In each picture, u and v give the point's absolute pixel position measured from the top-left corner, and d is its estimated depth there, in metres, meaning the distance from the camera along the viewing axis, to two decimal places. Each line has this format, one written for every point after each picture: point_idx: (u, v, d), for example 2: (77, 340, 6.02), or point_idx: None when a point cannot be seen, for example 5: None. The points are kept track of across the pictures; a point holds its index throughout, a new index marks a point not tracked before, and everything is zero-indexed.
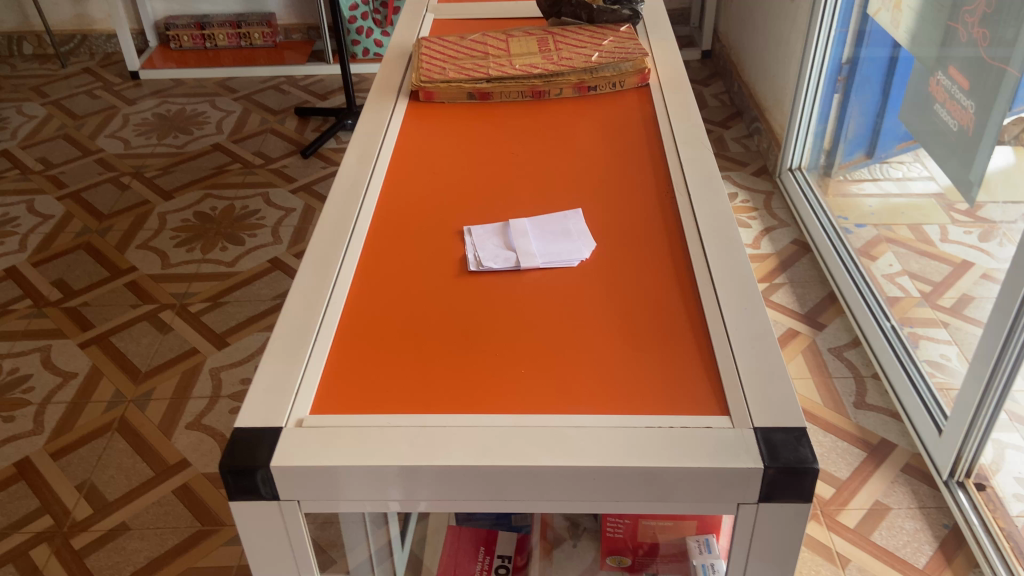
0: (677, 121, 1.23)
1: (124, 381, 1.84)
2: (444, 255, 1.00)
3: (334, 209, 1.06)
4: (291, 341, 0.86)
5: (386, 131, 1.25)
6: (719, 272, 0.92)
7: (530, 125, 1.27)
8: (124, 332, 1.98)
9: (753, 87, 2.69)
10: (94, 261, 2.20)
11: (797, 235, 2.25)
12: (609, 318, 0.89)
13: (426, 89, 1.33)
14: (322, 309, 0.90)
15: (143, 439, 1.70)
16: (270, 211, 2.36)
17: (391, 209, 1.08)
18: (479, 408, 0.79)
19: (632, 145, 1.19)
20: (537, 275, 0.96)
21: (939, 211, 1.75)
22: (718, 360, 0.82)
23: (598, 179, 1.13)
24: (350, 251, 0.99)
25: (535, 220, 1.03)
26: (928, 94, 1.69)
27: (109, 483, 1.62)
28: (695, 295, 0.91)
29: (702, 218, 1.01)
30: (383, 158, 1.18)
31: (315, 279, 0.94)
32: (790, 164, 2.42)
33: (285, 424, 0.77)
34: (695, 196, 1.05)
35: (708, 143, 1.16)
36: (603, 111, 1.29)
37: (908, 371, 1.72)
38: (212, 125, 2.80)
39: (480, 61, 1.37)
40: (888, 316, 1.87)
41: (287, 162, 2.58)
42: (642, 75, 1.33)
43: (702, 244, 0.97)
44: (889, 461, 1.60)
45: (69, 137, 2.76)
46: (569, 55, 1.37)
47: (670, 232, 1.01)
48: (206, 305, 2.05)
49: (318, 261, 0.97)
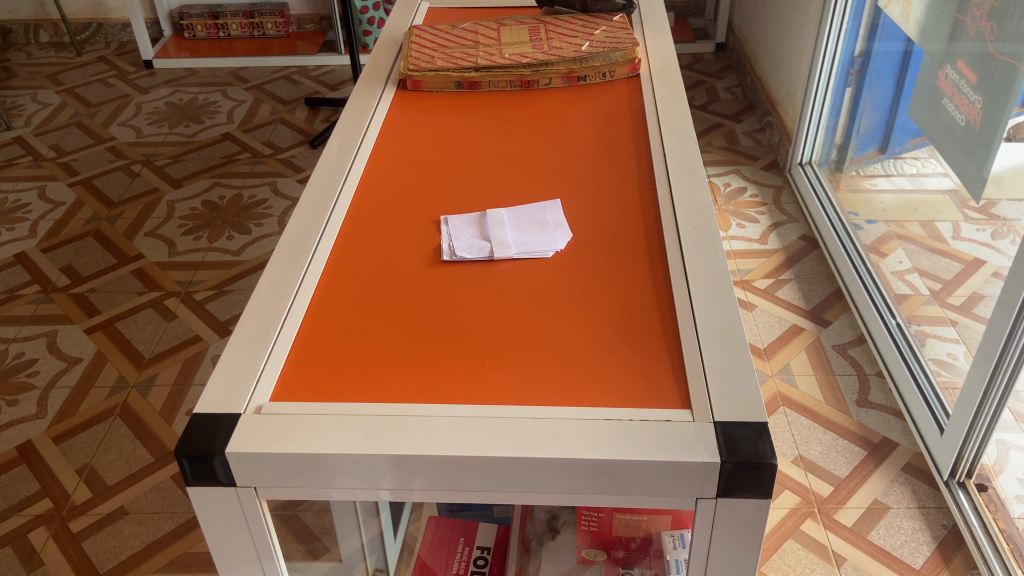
0: (665, 112, 1.21)
1: (127, 366, 1.86)
2: (419, 244, 0.99)
3: (311, 197, 1.06)
4: (257, 328, 0.87)
5: (371, 119, 1.25)
6: (694, 265, 0.91)
7: (516, 114, 1.26)
8: (129, 319, 1.99)
9: (765, 80, 2.66)
10: (101, 248, 2.22)
11: (806, 231, 2.23)
12: (580, 309, 0.88)
13: (414, 77, 1.32)
14: (291, 297, 0.90)
15: (144, 424, 1.72)
16: (277, 201, 2.37)
17: (369, 197, 1.08)
18: (443, 397, 0.78)
19: (618, 136, 1.18)
20: (510, 265, 0.95)
21: (952, 209, 1.69)
22: (684, 353, 0.81)
23: (579, 170, 1.12)
24: (324, 238, 0.99)
25: (512, 211, 1.02)
26: (937, 89, 1.66)
27: (109, 467, 1.63)
28: (669, 288, 0.90)
29: (680, 211, 1.00)
30: (365, 146, 1.18)
31: (287, 267, 0.95)
32: (801, 158, 2.39)
33: (244, 411, 0.77)
34: (676, 188, 1.04)
35: (695, 135, 1.14)
36: (591, 102, 1.28)
37: (912, 370, 1.70)
38: (223, 114, 2.81)
39: (470, 50, 1.36)
40: (894, 315, 1.86)
41: (295, 152, 2.59)
42: (632, 65, 1.32)
43: (679, 235, 0.96)
44: (887, 461, 1.58)
45: (81, 124, 2.79)
46: (559, 44, 1.35)
47: (648, 223, 1.00)
48: (211, 293, 2.06)
49: (290, 249, 0.98)
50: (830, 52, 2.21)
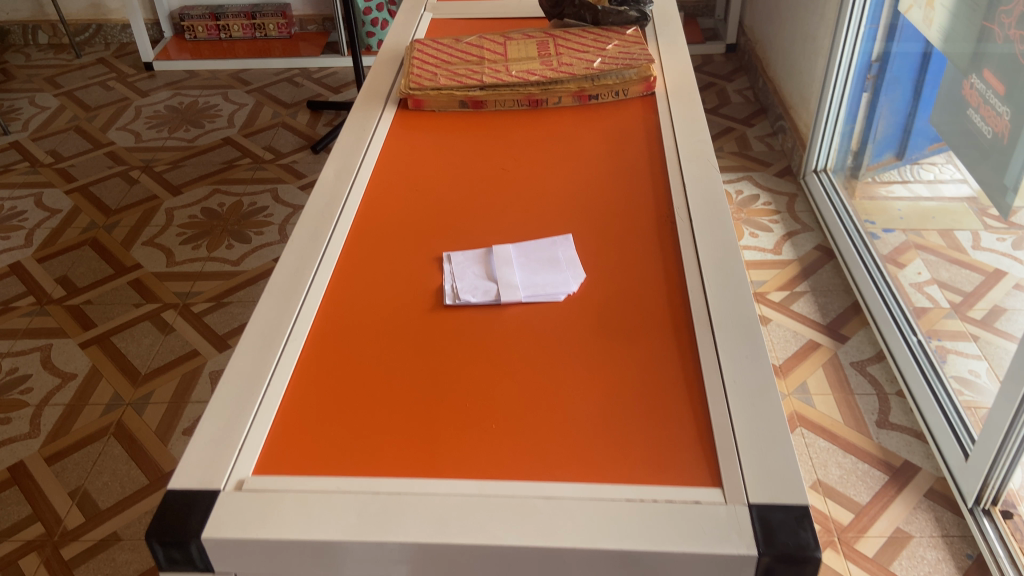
0: (683, 135, 1.16)
1: (122, 383, 1.81)
2: (420, 284, 0.94)
3: (302, 235, 1.02)
4: (243, 386, 0.82)
5: (369, 142, 1.20)
6: (719, 315, 0.86)
7: (523, 136, 1.20)
8: (125, 332, 1.94)
9: (778, 83, 2.59)
10: (98, 258, 2.17)
11: (821, 240, 2.16)
12: (590, 363, 0.83)
13: (415, 96, 1.27)
14: (279, 351, 0.86)
15: (139, 444, 1.67)
16: (278, 208, 2.31)
17: (365, 232, 1.03)
18: (442, 470, 0.74)
19: (634, 161, 1.13)
20: (518, 309, 0.90)
21: (970, 216, 1.73)
22: (712, 419, 0.76)
23: (591, 199, 1.06)
24: (315, 282, 0.95)
25: (522, 247, 0.98)
26: (961, 98, 1.59)
27: (103, 489, 1.59)
28: (693, 338, 0.85)
29: (705, 249, 0.95)
30: (362, 174, 1.13)
31: (276, 315, 0.90)
32: (816, 166, 2.32)
33: (223, 487, 0.73)
34: (699, 223, 0.99)
35: (717, 162, 1.09)
36: (604, 122, 1.22)
37: (934, 391, 1.64)
38: (224, 118, 2.76)
39: (475, 67, 1.31)
40: (915, 330, 1.82)
41: (297, 157, 2.53)
42: (647, 83, 1.26)
43: (702, 279, 0.91)
44: (909, 486, 1.52)
45: (80, 128, 2.74)
46: (569, 60, 1.30)
47: (667, 263, 0.95)
48: (209, 305, 2.00)
49: (279, 294, 0.93)
50: (847, 55, 2.13)
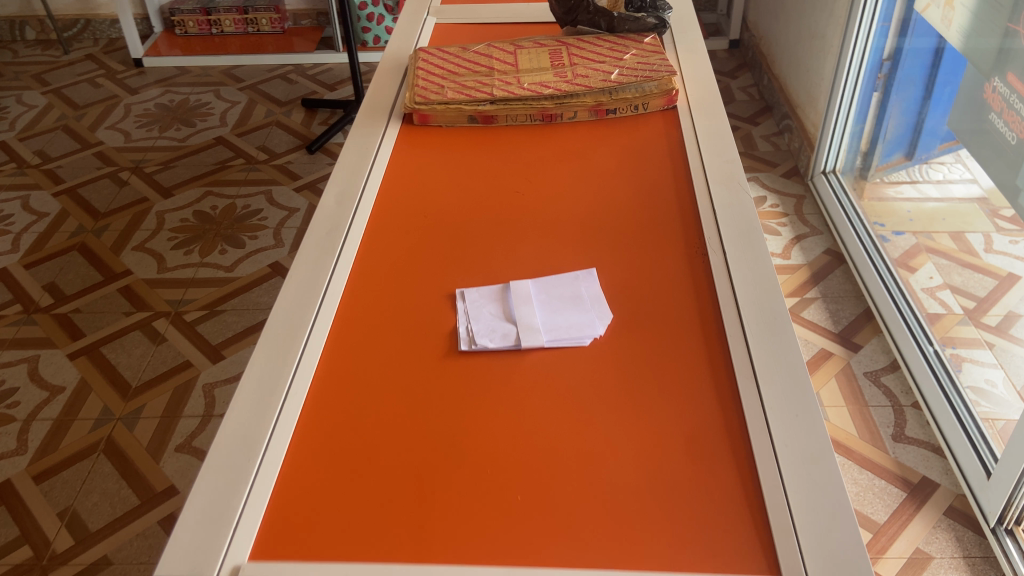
0: (710, 157, 1.13)
1: (112, 397, 1.75)
2: (433, 328, 0.92)
3: (298, 273, 0.98)
4: (238, 448, 0.79)
5: (370, 166, 1.16)
6: (764, 367, 0.83)
7: (540, 154, 1.18)
8: (114, 342, 1.88)
9: (784, 81, 2.53)
10: (87, 264, 2.10)
11: (830, 243, 2.11)
12: (622, 425, 0.80)
13: (421, 111, 1.24)
14: (278, 407, 0.83)
15: (130, 462, 1.61)
16: (272, 211, 2.25)
17: (370, 272, 1.00)
18: (451, 555, 0.70)
19: (657, 185, 1.10)
20: (539, 357, 0.88)
21: (983, 218, 1.79)
22: (764, 489, 0.73)
23: (615, 232, 1.03)
24: (315, 327, 0.92)
25: (541, 283, 0.96)
26: (983, 101, 1.54)
27: (93, 511, 1.53)
28: (736, 394, 0.82)
29: (741, 290, 0.92)
30: (364, 203, 1.09)
31: (274, 365, 0.87)
32: (824, 167, 2.27)
33: (218, 573, 0.69)
34: (734, 261, 0.96)
35: (747, 187, 1.06)
36: (623, 140, 1.20)
37: (954, 407, 1.59)
38: (216, 117, 2.69)
39: (484, 79, 1.27)
40: (931, 341, 1.76)
41: (291, 157, 2.46)
42: (669, 96, 1.23)
43: (742, 326, 0.88)
44: (929, 503, 1.48)
45: (68, 128, 2.67)
46: (585, 72, 1.26)
47: (703, 308, 0.92)
48: (202, 313, 1.94)
49: (277, 341, 0.90)
50: (858, 52, 2.06)
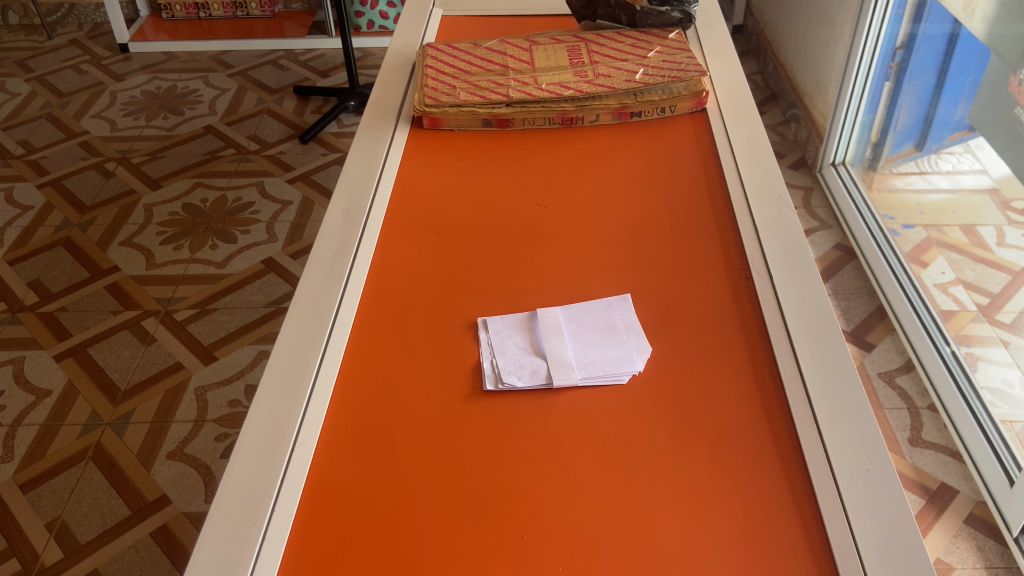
0: (747, 169, 1.07)
1: (100, 401, 1.68)
2: (454, 363, 0.86)
3: (303, 301, 0.92)
4: (243, 507, 0.73)
5: (378, 177, 1.10)
6: (825, 412, 0.77)
7: (563, 162, 1.13)
8: (102, 343, 1.81)
9: (790, 68, 2.47)
10: (73, 260, 2.03)
11: (840, 238, 2.05)
12: (672, 478, 0.74)
13: (432, 114, 1.18)
14: (285, 459, 0.77)
15: (120, 470, 1.55)
16: (265, 204, 2.17)
17: (386, 301, 0.93)
18: None
19: (692, 201, 1.05)
20: (574, 398, 0.82)
21: (995, 211, 1.82)
22: (836, 557, 0.68)
23: (648, 255, 0.97)
24: (323, 364, 0.86)
25: (570, 311, 0.90)
26: (1008, 95, 1.49)
27: (81, 522, 1.47)
28: (796, 442, 0.76)
29: (793, 323, 0.86)
30: (372, 219, 1.03)
31: (281, 409, 0.81)
32: (834, 158, 2.21)
33: None
34: (783, 287, 0.90)
35: (791, 203, 1.01)
36: (650, 146, 1.14)
37: (972, 408, 1.55)
38: (205, 104, 2.60)
39: (499, 79, 1.21)
40: (948, 342, 1.70)
41: (284, 148, 2.39)
42: (699, 99, 1.18)
43: (798, 362, 0.82)
44: (948, 511, 1.44)
45: (52, 117, 2.58)
46: (607, 71, 1.20)
47: (751, 340, 0.86)
48: (193, 312, 1.87)
49: (283, 380, 0.83)
50: (873, 37, 1.97)
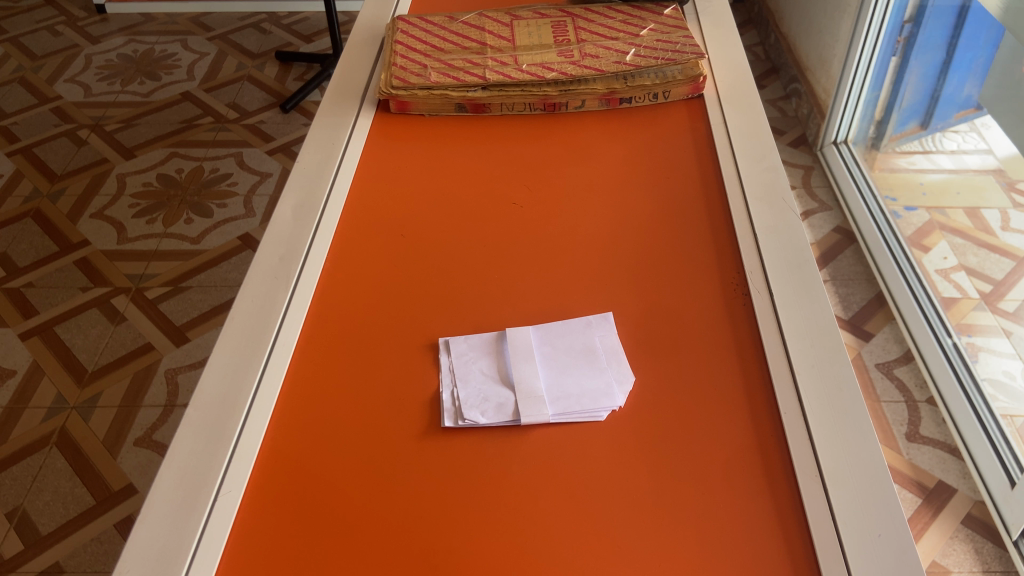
0: (747, 165, 0.99)
1: (67, 383, 1.61)
2: (410, 394, 0.79)
3: (238, 319, 0.85)
4: (149, 569, 0.66)
5: (336, 170, 1.03)
6: (830, 461, 0.70)
7: (544, 153, 1.06)
8: (69, 321, 1.73)
9: (792, 40, 2.37)
10: (41, 232, 1.95)
11: (840, 220, 1.98)
12: (656, 536, 0.68)
13: (399, 98, 1.11)
14: (205, 511, 0.70)
15: (84, 457, 1.48)
16: (243, 176, 2.09)
17: (341, 324, 0.86)
18: None
19: (683, 206, 0.97)
20: (544, 438, 0.75)
21: (998, 191, 1.74)
22: None
23: (634, 267, 0.90)
24: (257, 395, 0.79)
25: (545, 333, 0.83)
26: None
27: (43, 512, 1.41)
28: (797, 498, 0.70)
29: (795, 353, 0.78)
30: (325, 221, 0.96)
31: (202, 449, 0.74)
32: (835, 137, 2.13)
33: None
34: (784, 310, 0.82)
35: (795, 205, 0.93)
36: (640, 137, 1.07)
37: (972, 403, 1.49)
38: (183, 70, 2.50)
39: (475, 57, 1.13)
40: (950, 333, 1.64)
41: (264, 117, 2.29)
42: (695, 84, 1.10)
43: (800, 402, 0.75)
44: (945, 510, 1.39)
45: (24, 81, 2.48)
46: (594, 50, 1.12)
47: (749, 372, 0.79)
48: (166, 290, 1.79)
49: (206, 414, 0.77)
50: (880, 11, 1.85)
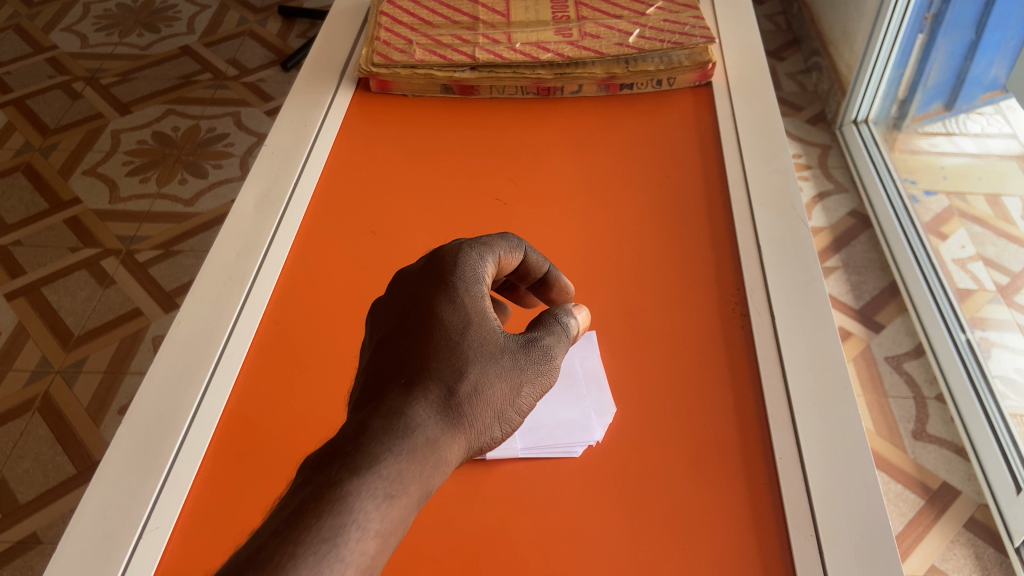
0: (755, 166, 0.93)
1: (52, 346, 1.57)
2: None
3: (183, 326, 0.81)
4: None
5: (305, 156, 0.99)
6: (826, 519, 0.65)
7: (536, 143, 1.00)
8: (57, 282, 1.69)
9: (815, 11, 2.27)
10: (32, 188, 1.90)
11: (856, 204, 1.90)
12: None
13: (380, 77, 1.06)
14: (128, 550, 0.66)
15: (67, 424, 1.45)
16: (239, 136, 2.03)
17: (297, 336, 0.81)
18: None
19: (683, 213, 0.90)
20: (510, 474, 0.71)
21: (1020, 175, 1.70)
22: None
23: (622, 281, 0.84)
24: (198, 415, 0.75)
25: None
26: None
27: (23, 480, 1.38)
28: (789, 559, 0.65)
29: (796, 391, 0.73)
30: (290, 215, 0.92)
31: (130, 477, 0.70)
32: (856, 116, 2.04)
33: None
34: (787, 338, 0.76)
35: (805, 214, 0.87)
36: (639, 128, 1.01)
37: (982, 401, 1.44)
38: (183, 22, 2.42)
39: (465, 33, 1.07)
40: (963, 328, 1.57)
41: (264, 74, 2.22)
42: (703, 71, 1.03)
43: (799, 446, 0.70)
44: (948, 513, 1.35)
45: (20, 29, 2.41)
46: (595, 30, 1.05)
47: (743, 409, 0.74)
48: (157, 253, 1.74)
49: (141, 436, 0.73)
50: (902, 6, 1.74)
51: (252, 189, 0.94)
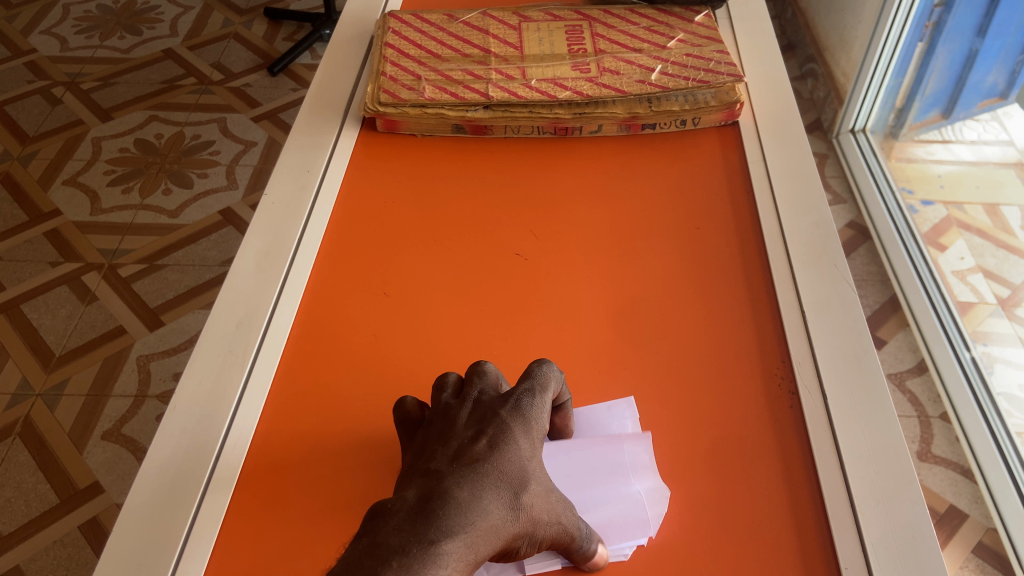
0: (793, 222, 0.89)
1: (32, 367, 1.52)
2: None
3: (187, 391, 0.77)
4: None
5: (311, 205, 0.95)
6: None
7: (554, 187, 0.97)
8: (37, 299, 1.63)
9: (810, 16, 2.24)
10: (10, 201, 1.83)
11: (855, 215, 1.87)
12: None
13: (387, 117, 1.01)
14: None
15: (49, 450, 1.40)
16: (226, 143, 1.97)
17: (317, 421, 0.77)
18: None
19: (720, 277, 0.86)
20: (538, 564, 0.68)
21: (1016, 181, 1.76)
22: None
23: (656, 357, 0.80)
24: (205, 502, 0.70)
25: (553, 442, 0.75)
26: None
27: (5, 510, 1.33)
28: None
29: (857, 484, 0.69)
30: (295, 270, 0.88)
31: (134, 567, 0.66)
32: (853, 125, 2.00)
33: None
34: (840, 419, 0.73)
35: (849, 274, 0.84)
36: (660, 175, 0.98)
37: (988, 421, 1.42)
38: (166, 24, 2.35)
39: (476, 68, 1.04)
40: (968, 346, 1.55)
41: (250, 79, 2.16)
42: (730, 111, 1.00)
43: (863, 548, 0.66)
44: (956, 538, 1.33)
45: None
46: (614, 64, 1.03)
47: (797, 503, 0.70)
48: (140, 268, 1.69)
49: (143, 521, 0.68)
50: (902, 14, 1.71)
51: (258, 238, 0.90)
